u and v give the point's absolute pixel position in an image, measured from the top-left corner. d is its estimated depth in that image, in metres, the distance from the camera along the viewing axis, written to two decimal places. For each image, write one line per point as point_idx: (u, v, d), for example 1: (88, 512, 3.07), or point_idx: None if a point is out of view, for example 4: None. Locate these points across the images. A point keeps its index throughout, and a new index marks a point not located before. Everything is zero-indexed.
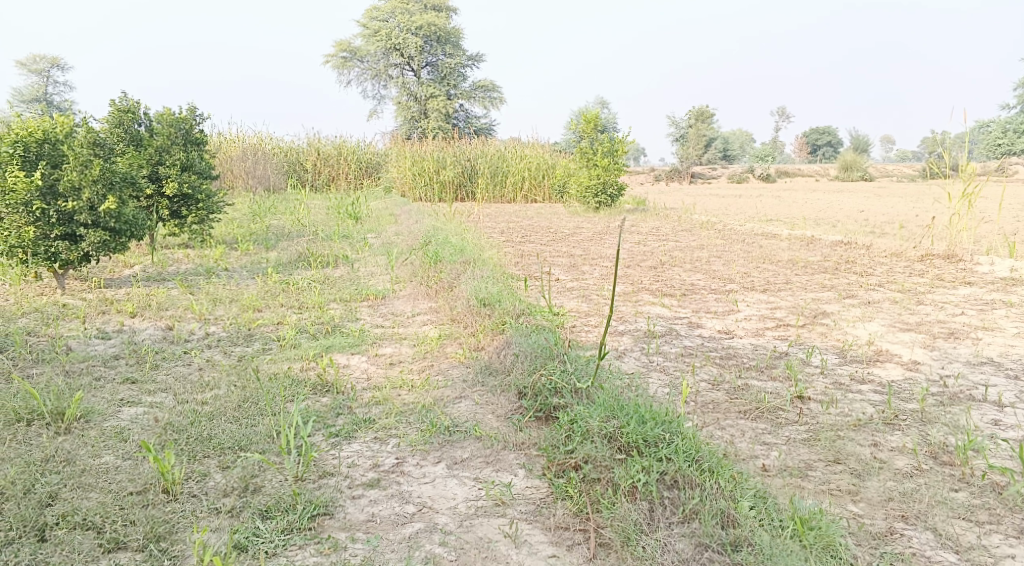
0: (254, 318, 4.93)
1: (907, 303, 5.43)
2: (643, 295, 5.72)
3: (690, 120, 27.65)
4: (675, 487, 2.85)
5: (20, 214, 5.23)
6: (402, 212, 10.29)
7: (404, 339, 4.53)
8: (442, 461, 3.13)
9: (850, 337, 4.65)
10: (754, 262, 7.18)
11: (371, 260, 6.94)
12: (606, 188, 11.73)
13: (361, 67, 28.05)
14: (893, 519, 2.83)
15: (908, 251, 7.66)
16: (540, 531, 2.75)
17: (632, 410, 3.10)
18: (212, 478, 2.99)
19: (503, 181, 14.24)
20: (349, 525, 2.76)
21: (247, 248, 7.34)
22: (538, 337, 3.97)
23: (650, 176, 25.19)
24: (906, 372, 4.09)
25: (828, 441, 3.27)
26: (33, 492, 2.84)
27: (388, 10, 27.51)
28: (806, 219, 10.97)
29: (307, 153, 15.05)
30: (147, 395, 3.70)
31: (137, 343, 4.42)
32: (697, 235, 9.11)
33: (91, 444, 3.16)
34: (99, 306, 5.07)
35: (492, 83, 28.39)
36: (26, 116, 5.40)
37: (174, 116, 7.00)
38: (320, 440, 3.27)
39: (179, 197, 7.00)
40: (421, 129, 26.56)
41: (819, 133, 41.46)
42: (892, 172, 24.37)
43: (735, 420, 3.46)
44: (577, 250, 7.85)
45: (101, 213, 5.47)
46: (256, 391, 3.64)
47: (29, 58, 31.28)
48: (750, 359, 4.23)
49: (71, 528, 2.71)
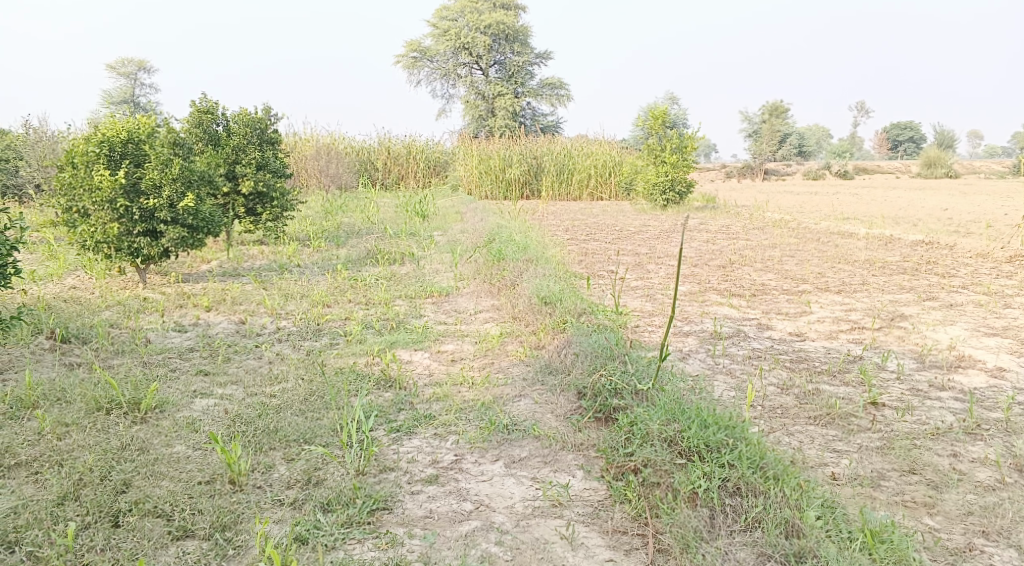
0: (322, 313, 5.03)
1: (993, 307, 5.16)
2: (711, 295, 5.60)
3: (764, 116, 27.02)
4: (737, 494, 2.77)
5: (105, 211, 5.45)
6: (469, 210, 10.36)
7: (467, 336, 4.55)
8: (500, 460, 3.12)
9: (929, 341, 4.45)
10: (827, 262, 6.96)
11: (437, 258, 7.00)
12: (674, 186, 11.55)
13: (431, 66, 28.37)
14: (973, 535, 2.69)
15: (995, 252, 7.31)
16: (598, 534, 2.71)
17: (694, 414, 3.04)
18: (276, 470, 3.05)
19: (570, 178, 14.18)
20: (407, 521, 2.78)
21: (319, 245, 7.49)
22: (599, 336, 3.94)
23: (721, 173, 24.71)
24: (990, 379, 3.89)
25: (903, 450, 3.13)
26: (109, 479, 2.96)
27: (458, 9, 27.74)
28: (885, 217, 10.58)
29: (377, 152, 15.30)
30: (219, 387, 3.80)
31: (211, 336, 4.56)
32: (768, 234, 8.89)
33: (164, 434, 3.28)
34: (177, 300, 5.25)
35: (561, 80, 28.31)
36: (113, 117, 5.64)
37: (250, 116, 7.20)
38: (382, 435, 3.31)
39: (254, 195, 7.20)
40: (489, 127, 26.71)
41: (901, 129, 39.93)
42: (980, 168, 23.30)
43: (803, 426, 3.35)
44: (643, 248, 7.75)
45: (180, 209, 5.65)
46: (322, 385, 3.71)
47: (118, 62, 32.71)
48: (821, 363, 4.09)
49: (142, 515, 2.80)
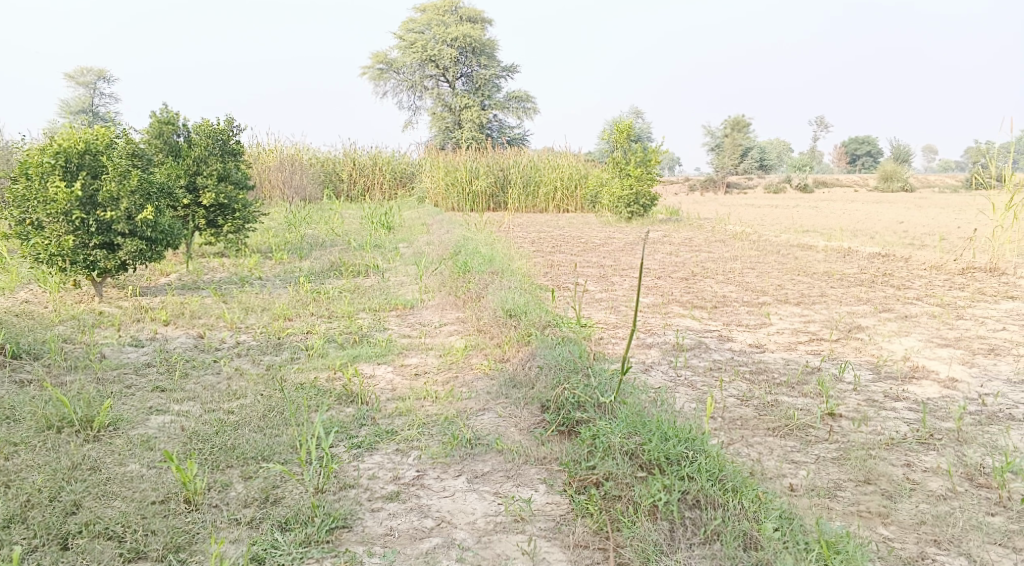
0: (284, 327, 4.97)
1: (947, 318, 5.29)
2: (673, 307, 5.65)
3: (727, 129, 27.45)
4: (697, 507, 2.79)
5: (61, 223, 5.33)
6: (435, 221, 10.34)
7: (431, 349, 4.53)
8: (462, 475, 3.10)
9: (885, 352, 4.54)
10: (787, 274, 7.06)
11: (402, 270, 6.97)
12: (639, 198, 11.65)
13: (397, 78, 28.36)
14: (925, 544, 2.74)
15: (949, 264, 7.49)
16: (559, 549, 2.71)
17: (655, 427, 3.06)
18: (233, 488, 3.00)
19: (535, 191, 14.23)
20: (367, 539, 2.75)
21: (282, 257, 7.42)
22: (563, 349, 3.95)
23: (685, 185, 25.05)
24: (943, 390, 3.97)
25: (859, 461, 3.18)
26: (58, 500, 2.88)
27: (424, 22, 27.78)
28: (843, 230, 10.79)
29: (343, 163, 15.23)
30: (175, 403, 3.73)
31: (169, 351, 4.48)
32: (730, 246, 9.00)
33: (117, 452, 3.21)
34: (134, 314, 5.15)
35: (526, 93, 28.48)
36: (70, 128, 5.54)
37: (212, 127, 7.11)
38: (342, 451, 3.27)
39: (216, 207, 7.10)
40: (454, 140, 26.75)
41: (859, 142, 40.89)
42: (935, 182, 23.87)
43: (763, 437, 3.39)
44: (607, 260, 7.80)
45: (138, 222, 5.55)
46: (282, 401, 3.66)
47: (77, 70, 32.11)
48: (781, 374, 4.15)
49: (93, 537, 2.74)
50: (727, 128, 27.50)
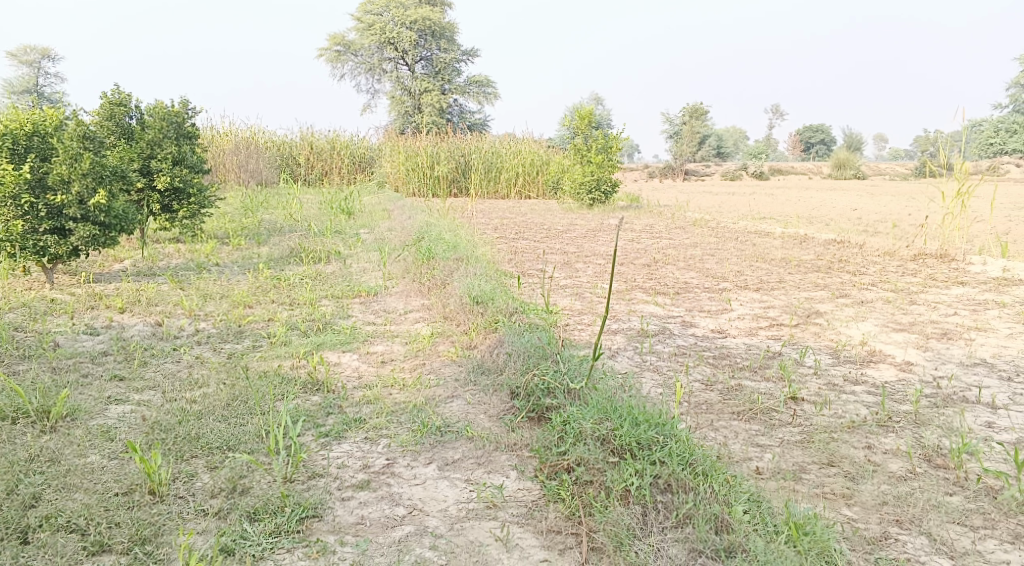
0: (245, 314, 4.88)
1: (901, 303, 5.41)
2: (636, 293, 5.69)
3: (685, 117, 27.67)
4: (668, 491, 2.83)
5: (8, 207, 5.15)
6: (395, 207, 10.25)
7: (396, 337, 4.50)
8: (433, 463, 3.10)
9: (844, 337, 4.63)
10: (747, 260, 7.17)
11: (364, 256, 6.89)
12: (600, 185, 11.68)
13: (355, 60, 27.97)
14: (888, 524, 2.81)
15: (901, 251, 7.66)
16: (532, 535, 2.72)
17: (625, 413, 3.09)
18: (199, 479, 2.95)
19: (497, 177, 14.19)
20: (338, 528, 2.73)
21: (239, 243, 7.27)
22: (530, 335, 3.95)
23: (644, 173, 25.23)
24: (899, 373, 4.07)
25: (822, 444, 3.25)
26: (17, 493, 2.81)
27: (383, 4, 27.37)
28: (799, 217, 10.96)
29: (300, 147, 14.99)
30: (135, 393, 3.64)
31: (126, 339, 4.36)
32: (690, 233, 9.09)
33: (77, 443, 3.12)
34: (88, 302, 5.01)
35: (486, 78, 28.33)
36: (16, 108, 5.33)
37: (166, 109, 6.94)
38: (310, 440, 3.23)
39: (170, 191, 6.93)
40: (414, 124, 26.50)
41: (813, 130, 41.61)
42: (886, 170, 24.36)
43: (728, 421, 3.44)
44: (570, 246, 7.82)
45: (90, 206, 5.40)
46: (246, 390, 3.60)
47: (20, 49, 30.97)
48: (744, 359, 4.21)
49: (54, 530, 2.67)
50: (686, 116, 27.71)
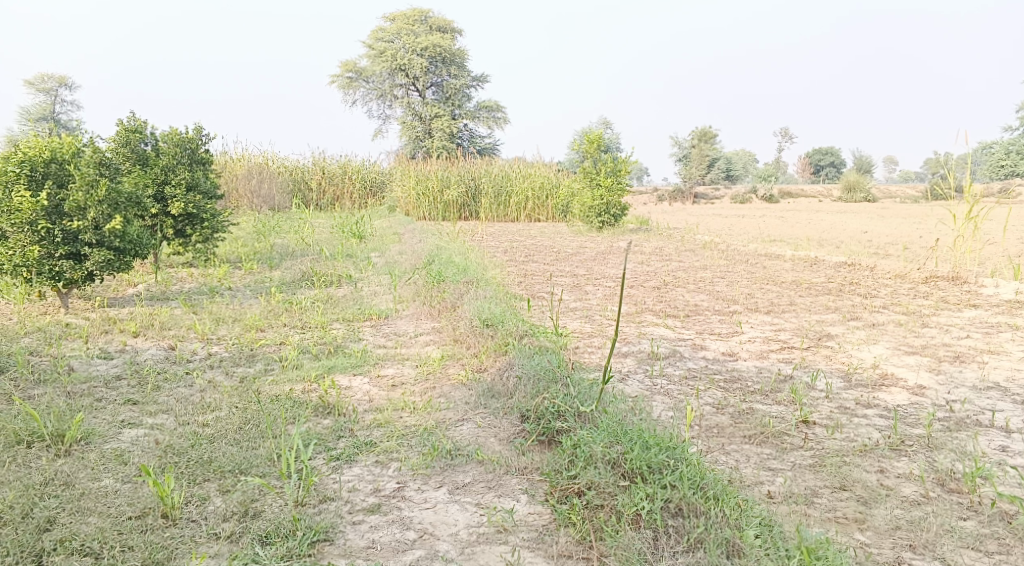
0: (256, 338, 4.92)
1: (912, 326, 5.40)
2: (647, 316, 5.70)
3: (694, 140, 27.81)
4: (679, 515, 2.83)
5: (25, 233, 5.21)
6: (406, 231, 10.31)
7: (407, 360, 4.51)
8: (444, 486, 3.10)
9: (854, 360, 4.62)
10: (757, 283, 7.16)
11: (375, 280, 6.93)
12: (609, 209, 11.72)
13: (367, 86, 28.30)
14: (901, 549, 2.79)
15: (912, 273, 7.64)
16: (543, 559, 2.72)
17: (636, 436, 3.09)
18: (211, 502, 2.97)
19: (506, 201, 14.25)
20: (349, 552, 2.73)
21: (251, 267, 7.34)
22: (541, 358, 3.97)
23: (654, 196, 25.29)
24: (912, 397, 4.05)
25: (834, 468, 3.23)
26: (32, 516, 2.83)
27: (394, 31, 27.71)
28: (810, 239, 10.95)
29: (312, 172, 15.13)
30: (148, 417, 3.67)
31: (139, 363, 4.40)
32: (700, 255, 9.10)
33: (91, 466, 3.15)
34: (102, 326, 5.06)
35: (497, 103, 28.60)
36: (35, 136, 5.43)
37: (180, 135, 7.04)
38: (321, 464, 3.25)
39: (184, 217, 7.00)
40: (424, 149, 26.69)
41: (822, 153, 41.69)
42: (896, 192, 24.28)
43: (739, 445, 3.43)
44: (580, 269, 7.83)
45: (106, 232, 5.46)
46: (257, 413, 3.62)
47: (38, 77, 31.48)
48: (755, 383, 4.20)
49: (68, 554, 2.70)
50: (695, 139, 27.82)
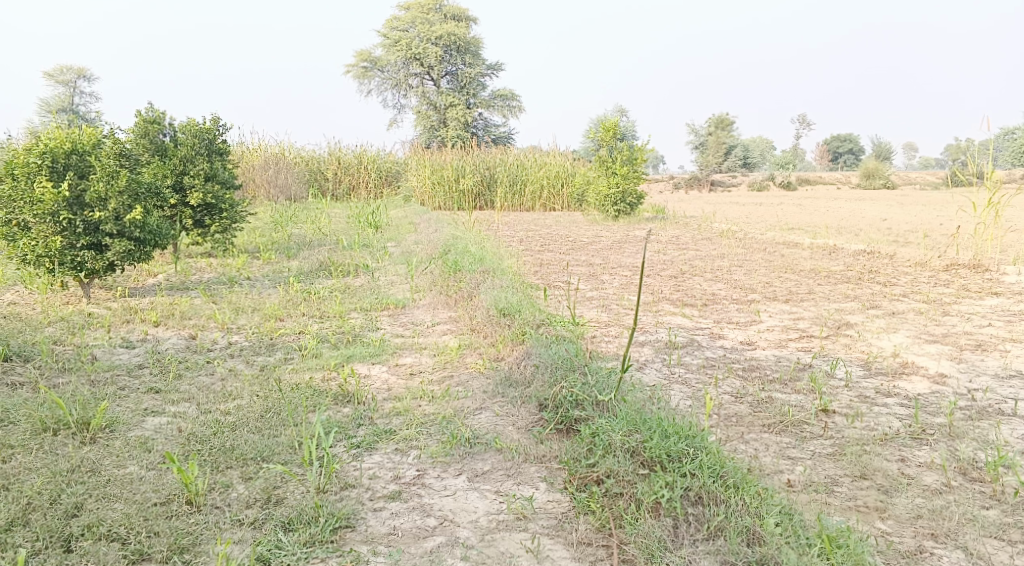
0: (276, 327, 4.96)
1: (933, 315, 5.35)
2: (664, 305, 5.69)
3: (710, 128, 27.64)
4: (700, 503, 2.83)
5: (47, 224, 5.26)
6: (422, 220, 10.33)
7: (425, 349, 4.53)
8: (463, 474, 3.12)
9: (874, 348, 4.60)
10: (775, 271, 7.12)
11: (392, 270, 6.96)
12: (625, 197, 11.67)
13: (382, 76, 28.31)
14: (923, 538, 2.78)
15: (933, 261, 7.58)
16: (563, 546, 2.74)
17: (655, 424, 3.10)
18: (234, 489, 3.01)
19: (522, 190, 14.24)
20: (370, 538, 2.76)
21: (269, 257, 7.38)
22: (559, 347, 3.98)
23: (669, 184, 25.16)
24: (933, 385, 4.03)
25: (854, 456, 3.22)
26: (60, 502, 2.88)
27: (409, 20, 27.69)
28: (828, 227, 10.87)
29: (328, 162, 15.18)
30: (171, 405, 3.71)
31: (161, 352, 4.44)
32: (717, 244, 9.05)
33: (116, 454, 3.20)
34: (124, 315, 5.12)
35: (512, 92, 28.52)
36: (56, 127, 5.49)
37: (199, 126, 7.09)
38: (342, 451, 3.28)
39: (202, 207, 7.06)
40: (439, 138, 26.70)
41: (841, 141, 41.27)
42: (916, 179, 24.02)
43: (759, 434, 3.43)
44: (597, 258, 7.82)
45: (126, 222, 5.51)
46: (278, 401, 3.65)
47: (57, 69, 31.75)
48: (773, 372, 4.19)
49: (96, 539, 2.74)
50: (712, 127, 27.62)
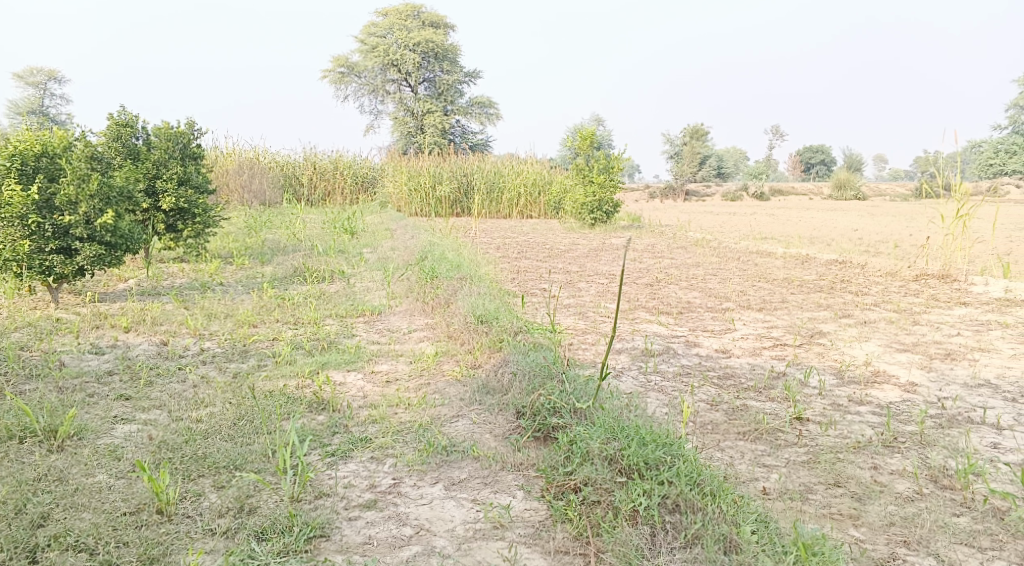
0: (250, 334, 4.90)
1: (904, 324, 5.42)
2: (640, 313, 5.71)
3: (685, 138, 27.87)
4: (677, 511, 2.84)
5: (15, 227, 5.16)
6: (398, 227, 10.28)
7: (401, 356, 4.51)
8: (439, 483, 3.10)
9: (847, 357, 4.65)
10: (749, 280, 7.18)
11: (368, 276, 6.92)
12: (601, 206, 11.72)
13: (358, 82, 28.22)
14: (896, 545, 2.81)
15: (903, 271, 7.69)
16: (540, 555, 2.73)
17: (632, 432, 3.10)
18: (206, 498, 2.96)
19: (499, 197, 14.25)
20: (345, 548, 2.73)
21: (242, 262, 7.30)
22: (536, 355, 3.97)
23: (645, 193, 25.33)
24: (904, 393, 4.08)
25: (828, 464, 3.25)
26: (25, 512, 2.82)
27: (386, 26, 27.64)
28: (801, 237, 10.99)
29: (303, 167, 15.07)
30: (142, 412, 3.65)
31: (131, 359, 4.37)
32: (692, 253, 9.12)
33: (84, 462, 3.13)
34: (93, 321, 5.03)
35: (489, 99, 28.56)
36: (26, 129, 5.39)
37: (172, 130, 7.01)
38: (316, 459, 3.24)
39: (175, 212, 6.96)
40: (416, 145, 26.65)
41: (813, 152, 41.81)
42: (886, 191, 24.40)
43: (734, 442, 3.45)
44: (573, 266, 7.83)
45: (97, 227, 5.43)
46: (252, 409, 3.60)
47: (27, 70, 31.27)
48: (748, 379, 4.22)
49: (63, 550, 2.68)
50: (687, 136, 27.85)
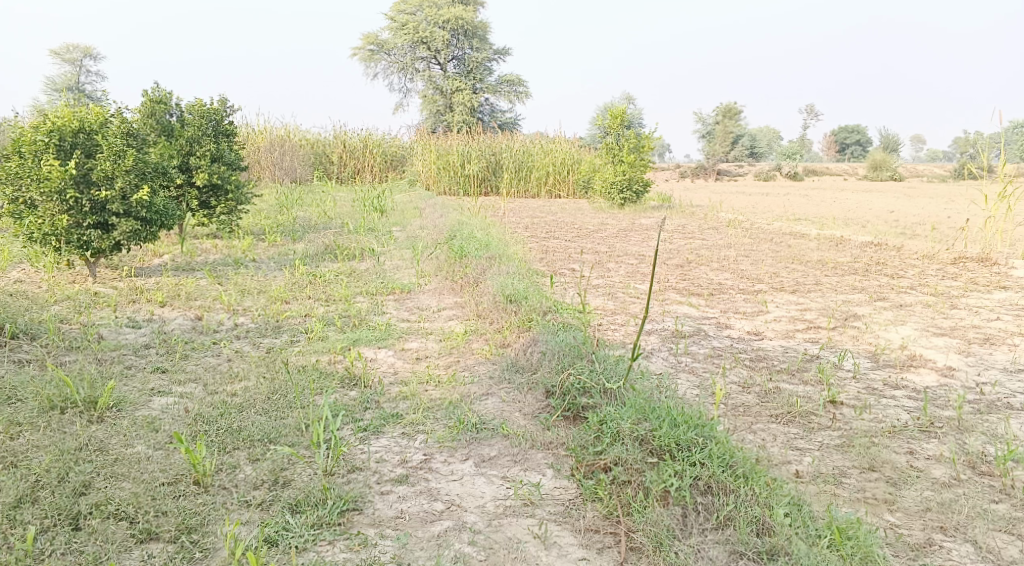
0: (282, 310, 4.94)
1: (941, 308, 5.33)
2: (670, 294, 5.66)
3: (718, 117, 27.49)
4: (708, 493, 2.82)
5: (54, 202, 5.25)
6: (427, 205, 10.31)
7: (431, 334, 4.53)
8: (470, 459, 3.12)
9: (882, 340, 4.58)
10: (782, 262, 7.09)
11: (397, 254, 6.95)
12: (631, 185, 11.61)
13: (388, 60, 28.19)
14: (932, 531, 2.78)
15: (940, 254, 7.54)
16: (570, 533, 2.74)
17: (664, 413, 3.09)
18: (242, 470, 3.01)
19: (528, 175, 14.19)
20: (378, 521, 2.76)
21: (274, 239, 7.37)
22: (566, 335, 3.96)
23: (676, 173, 25.07)
24: (940, 378, 4.02)
25: (863, 448, 3.21)
26: (68, 480, 2.89)
27: (416, 3, 27.53)
28: (836, 218, 10.80)
29: (333, 145, 15.13)
30: (178, 385, 3.71)
31: (167, 333, 4.44)
32: (723, 234, 9.02)
33: (123, 433, 3.20)
34: (130, 295, 5.11)
35: (519, 77, 28.38)
36: (63, 105, 5.46)
37: (205, 107, 7.06)
38: (349, 434, 3.27)
39: (208, 188, 7.03)
40: (445, 123, 26.60)
41: (849, 131, 41.04)
42: (924, 172, 23.86)
43: (766, 424, 3.42)
44: (602, 246, 7.79)
45: (133, 202, 5.48)
46: (285, 384, 3.65)
47: (63, 48, 31.70)
48: (781, 362, 4.17)
49: (105, 518, 2.74)
50: (720, 115, 27.45)
